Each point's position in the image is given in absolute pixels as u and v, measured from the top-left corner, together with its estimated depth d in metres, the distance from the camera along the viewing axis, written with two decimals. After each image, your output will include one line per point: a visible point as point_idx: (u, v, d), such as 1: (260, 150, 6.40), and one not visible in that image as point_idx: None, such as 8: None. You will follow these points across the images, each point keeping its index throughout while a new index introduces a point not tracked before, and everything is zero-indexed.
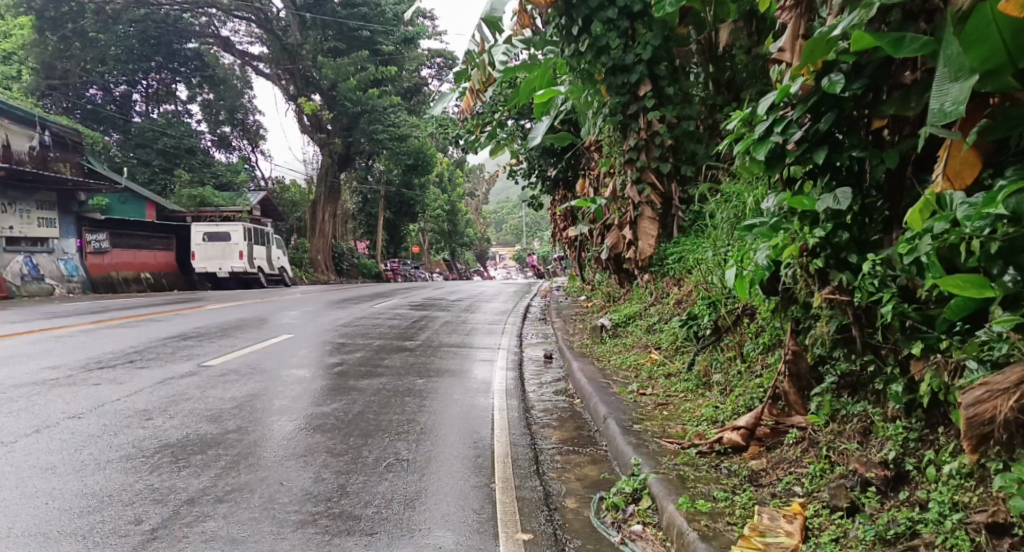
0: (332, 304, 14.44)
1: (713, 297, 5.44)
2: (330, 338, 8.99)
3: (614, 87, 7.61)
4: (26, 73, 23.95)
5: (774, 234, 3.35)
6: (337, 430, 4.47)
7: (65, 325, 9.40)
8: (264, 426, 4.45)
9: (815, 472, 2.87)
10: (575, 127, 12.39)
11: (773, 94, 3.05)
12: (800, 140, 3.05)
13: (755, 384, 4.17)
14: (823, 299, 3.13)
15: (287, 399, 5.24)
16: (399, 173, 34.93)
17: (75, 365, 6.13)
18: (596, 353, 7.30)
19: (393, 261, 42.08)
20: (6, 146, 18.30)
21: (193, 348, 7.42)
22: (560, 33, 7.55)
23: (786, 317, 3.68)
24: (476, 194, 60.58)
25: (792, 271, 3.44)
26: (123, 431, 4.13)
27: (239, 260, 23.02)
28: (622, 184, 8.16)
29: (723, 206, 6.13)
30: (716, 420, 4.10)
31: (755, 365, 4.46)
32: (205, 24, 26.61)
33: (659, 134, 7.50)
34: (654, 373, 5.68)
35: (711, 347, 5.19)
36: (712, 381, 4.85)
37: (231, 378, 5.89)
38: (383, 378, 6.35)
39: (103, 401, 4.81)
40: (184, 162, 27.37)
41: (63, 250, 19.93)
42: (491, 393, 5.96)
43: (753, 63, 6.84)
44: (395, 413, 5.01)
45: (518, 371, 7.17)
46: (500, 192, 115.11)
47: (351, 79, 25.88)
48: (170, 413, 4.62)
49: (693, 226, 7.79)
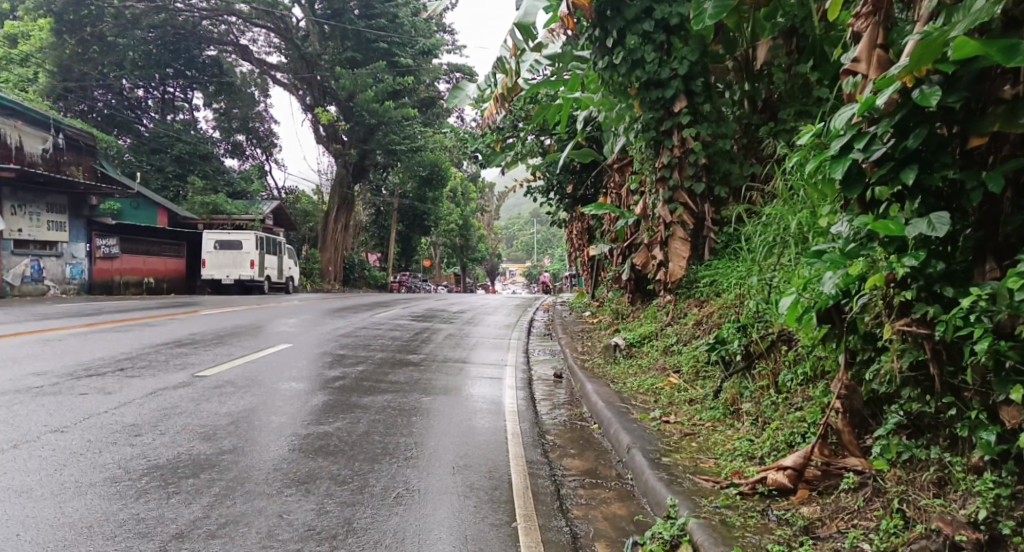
0: (334, 312, 14.22)
1: (744, 321, 5.08)
2: (332, 349, 8.70)
3: (647, 102, 7.34)
4: (43, 75, 24.04)
5: (845, 261, 3.00)
6: (340, 453, 4.15)
7: (58, 328, 9.17)
8: (262, 446, 4.14)
9: (886, 529, 2.51)
10: (598, 145, 12.21)
11: (853, 107, 2.81)
12: (883, 159, 2.77)
13: (794, 419, 3.84)
14: (894, 331, 2.82)
15: (285, 416, 4.94)
16: (412, 186, 34.93)
17: (64, 373, 5.82)
18: (610, 374, 6.91)
19: (403, 274, 41.97)
20: (20, 148, 18.32)
21: (191, 357, 7.12)
22: (594, 45, 7.35)
23: (838, 346, 3.37)
24: (488, 209, 60.54)
25: (864, 299, 3.06)
26: (112, 449, 3.82)
27: (250, 268, 22.81)
28: (653, 203, 7.84)
29: (764, 229, 5.83)
30: (754, 457, 3.76)
31: (794, 397, 4.12)
32: (225, 32, 26.85)
33: (694, 151, 7.21)
34: (676, 399, 5.34)
35: (740, 373, 4.83)
36: (742, 411, 4.52)
37: (227, 391, 5.60)
38: (387, 395, 6.03)
39: (92, 414, 4.51)
40: (198, 169, 27.48)
41: (71, 254, 19.82)
42: (501, 414, 5.62)
43: (793, 81, 7.05)
44: (402, 435, 4.69)
45: (529, 391, 6.81)
46: (511, 210, 115.36)
47: (368, 91, 25.74)
48: (162, 429, 4.32)
49: (725, 249, 7.39)
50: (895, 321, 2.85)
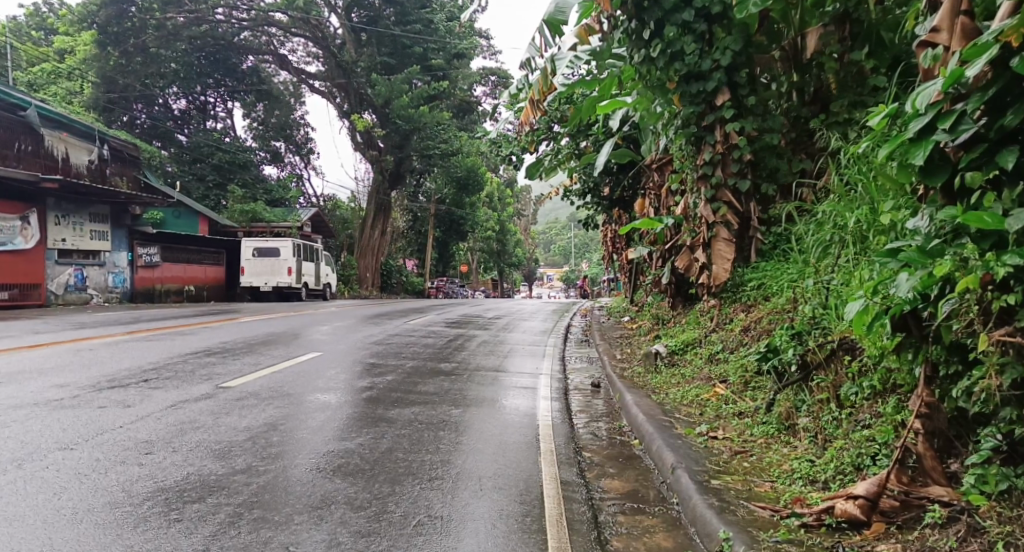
0: (368, 319, 14.12)
1: (799, 328, 4.63)
2: (362, 358, 8.49)
3: (687, 96, 6.91)
4: (87, 87, 24.77)
5: (926, 260, 2.60)
6: (360, 473, 3.88)
7: (95, 337, 9.22)
8: (280, 465, 3.93)
9: None
10: (635, 145, 11.79)
11: (936, 84, 2.45)
12: (973, 142, 2.41)
13: (861, 437, 3.43)
14: (991, 341, 2.44)
15: (307, 431, 4.72)
16: (449, 192, 34.76)
17: (87, 385, 5.72)
18: (650, 384, 6.51)
19: (440, 279, 42.07)
20: (66, 160, 18.83)
21: (218, 368, 6.97)
22: (629, 37, 6.98)
23: (915, 357, 2.97)
24: (526, 214, 60.44)
25: (953, 304, 2.64)
26: (119, 469, 3.68)
27: (287, 275, 22.97)
28: (695, 202, 7.40)
29: (820, 230, 5.38)
30: (816, 481, 3.36)
31: (860, 413, 3.68)
32: (265, 42, 26.91)
33: (738, 147, 6.74)
34: (723, 413, 4.93)
35: (796, 384, 4.40)
36: (799, 426, 4.11)
37: (249, 403, 5.42)
38: (416, 407, 5.75)
39: (106, 430, 4.38)
40: (237, 178, 28.13)
41: (114, 263, 20.23)
42: (535, 428, 5.29)
43: (846, 70, 6.70)
44: (427, 452, 4.41)
45: (564, 402, 6.46)
46: (548, 214, 115.32)
47: (404, 97, 25.64)
48: (175, 447, 4.15)
49: (774, 250, 6.89)
50: (993, 331, 2.47)
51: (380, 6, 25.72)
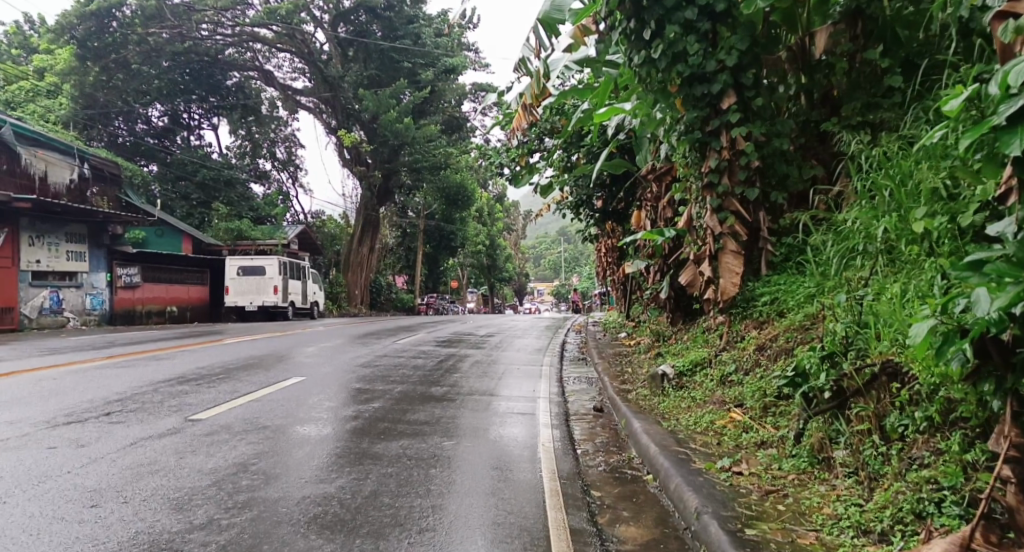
0: (355, 339, 13.52)
1: (831, 348, 4.11)
2: (349, 382, 7.91)
3: (691, 100, 6.43)
4: (64, 103, 24.10)
5: (1019, 272, 2.18)
6: (338, 525, 3.35)
7: (62, 364, 8.62)
8: (248, 517, 3.40)
9: None
10: (630, 154, 11.29)
11: None
12: None
13: (918, 478, 2.97)
14: None
15: (280, 472, 4.19)
16: (438, 207, 34.33)
17: (39, 422, 5.14)
18: (657, 409, 6.01)
19: (430, 296, 41.50)
20: (44, 179, 18.24)
21: (189, 398, 6.39)
22: (627, 39, 6.48)
23: (996, 389, 2.54)
24: (515, 229, 60.13)
25: None
26: (54, 529, 3.14)
27: (273, 294, 22.38)
28: (699, 212, 6.89)
29: (843, 242, 4.93)
30: (869, 532, 2.88)
31: (913, 450, 3.21)
32: (250, 59, 26.79)
33: (746, 153, 6.28)
34: (743, 443, 4.46)
35: (828, 411, 3.91)
36: (835, 461, 3.64)
37: (219, 439, 4.87)
38: (404, 440, 5.20)
39: (49, 477, 3.83)
40: (223, 196, 27.76)
41: (91, 284, 19.56)
42: (534, 462, 4.78)
43: (859, 70, 6.32)
44: (417, 496, 3.88)
45: (566, 430, 5.95)
46: (538, 228, 115.32)
47: (392, 111, 25.15)
48: (127, 496, 3.62)
49: (786, 262, 6.45)
50: None
51: (367, 21, 25.60)
